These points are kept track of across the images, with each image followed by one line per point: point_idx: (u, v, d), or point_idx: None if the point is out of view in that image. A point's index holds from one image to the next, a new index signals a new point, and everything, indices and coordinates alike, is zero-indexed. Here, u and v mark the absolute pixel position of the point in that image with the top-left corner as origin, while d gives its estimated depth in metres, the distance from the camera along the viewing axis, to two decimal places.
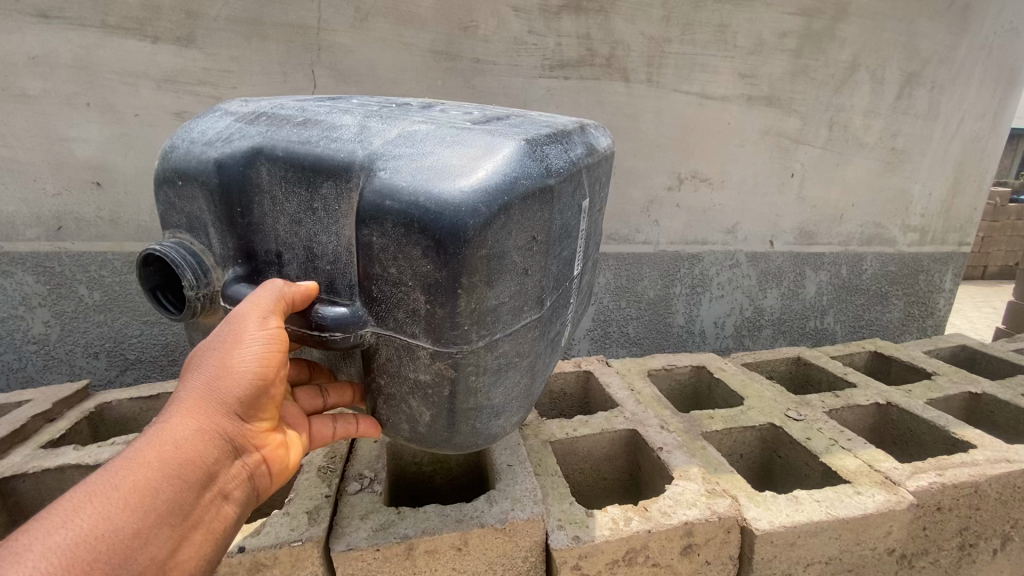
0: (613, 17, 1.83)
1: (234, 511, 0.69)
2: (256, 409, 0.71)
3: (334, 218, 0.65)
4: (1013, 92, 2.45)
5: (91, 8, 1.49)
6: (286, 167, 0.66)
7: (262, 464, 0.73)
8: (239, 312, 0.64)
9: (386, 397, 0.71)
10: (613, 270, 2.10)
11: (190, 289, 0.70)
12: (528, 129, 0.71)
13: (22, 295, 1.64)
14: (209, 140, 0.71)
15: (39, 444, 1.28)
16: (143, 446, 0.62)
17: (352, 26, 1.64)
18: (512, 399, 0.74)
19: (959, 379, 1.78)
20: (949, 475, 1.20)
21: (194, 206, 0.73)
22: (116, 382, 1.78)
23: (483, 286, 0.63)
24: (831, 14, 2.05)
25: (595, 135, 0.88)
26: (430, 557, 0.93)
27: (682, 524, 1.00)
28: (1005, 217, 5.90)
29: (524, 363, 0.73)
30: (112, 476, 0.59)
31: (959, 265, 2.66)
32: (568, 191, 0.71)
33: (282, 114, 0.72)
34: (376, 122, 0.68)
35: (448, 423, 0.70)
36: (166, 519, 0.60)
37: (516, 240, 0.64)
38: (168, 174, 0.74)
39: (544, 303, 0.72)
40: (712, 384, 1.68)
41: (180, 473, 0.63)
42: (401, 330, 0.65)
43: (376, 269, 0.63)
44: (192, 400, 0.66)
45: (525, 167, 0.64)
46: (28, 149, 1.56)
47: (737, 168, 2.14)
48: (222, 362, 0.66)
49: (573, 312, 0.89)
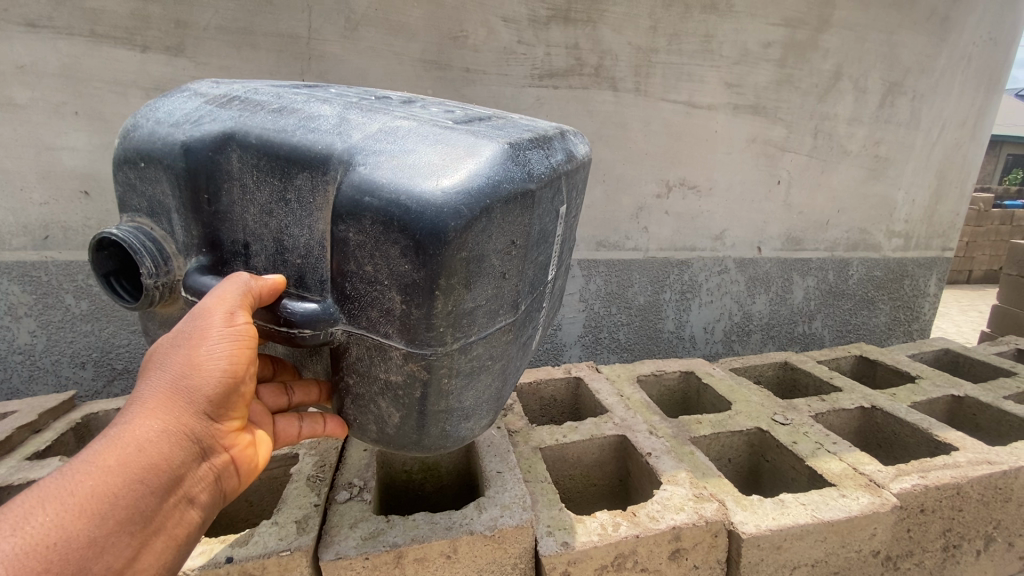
0: (601, 27, 1.86)
1: (201, 514, 0.69)
2: (225, 409, 0.70)
3: (307, 210, 0.66)
4: (991, 101, 2.51)
5: (81, 17, 1.49)
6: (259, 155, 0.67)
7: (231, 464, 0.73)
8: (204, 308, 0.64)
9: (355, 397, 0.72)
10: (603, 277, 2.11)
11: (148, 277, 0.71)
12: (510, 134, 0.72)
13: (7, 305, 1.63)
14: (176, 122, 0.72)
15: (23, 455, 1.27)
16: (102, 448, 0.62)
17: (343, 36, 1.65)
18: (482, 402, 0.76)
19: (942, 382, 1.80)
20: (932, 477, 1.22)
21: (157, 189, 0.73)
22: (103, 393, 1.77)
23: (461, 288, 0.64)
24: (814, 25, 2.09)
25: (576, 142, 0.89)
26: (419, 565, 0.93)
27: (670, 528, 1.00)
28: (987, 222, 6.02)
29: (496, 366, 0.75)
30: (69, 481, 0.60)
31: (942, 270, 2.71)
32: (548, 197, 0.72)
33: (255, 100, 0.72)
34: (357, 115, 0.69)
35: (418, 425, 0.71)
36: (124, 526, 0.61)
37: (495, 243, 0.65)
38: (131, 154, 0.74)
39: (518, 307, 0.73)
40: (700, 389, 1.70)
41: (141, 476, 0.63)
42: (374, 330, 0.66)
43: (350, 266, 0.64)
44: (156, 399, 0.66)
45: (508, 171, 0.65)
46: (14, 158, 1.55)
47: (725, 175, 2.17)
48: (189, 361, 0.66)
49: (545, 316, 0.90)
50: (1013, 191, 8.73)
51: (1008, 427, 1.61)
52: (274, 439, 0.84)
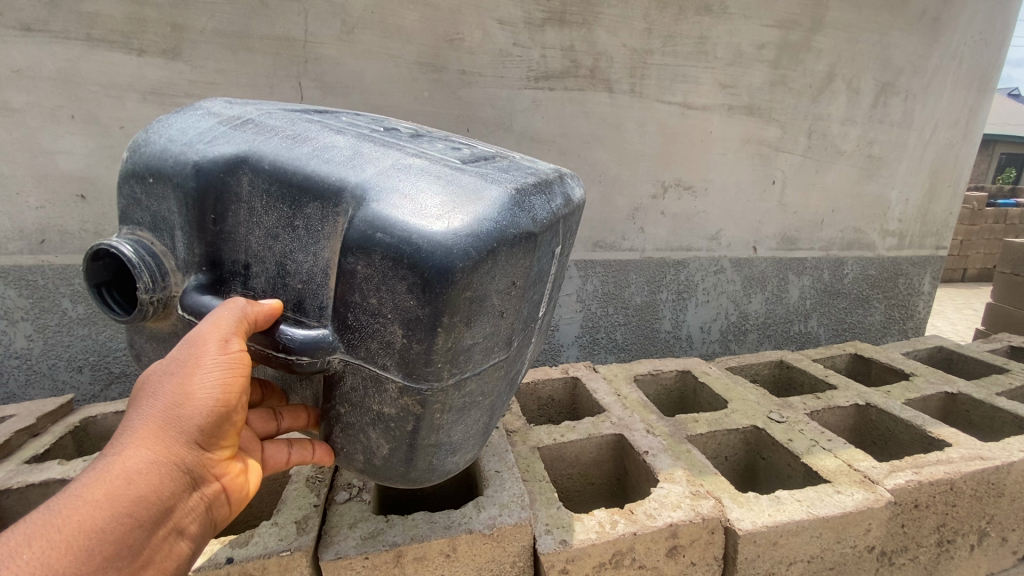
0: (596, 29, 1.87)
1: (191, 546, 0.69)
2: (216, 438, 0.69)
3: (315, 238, 0.66)
4: (982, 101, 2.54)
5: (76, 21, 1.49)
6: (270, 181, 0.68)
7: (222, 493, 0.72)
8: (198, 336, 0.64)
9: (345, 425, 0.73)
10: (600, 277, 2.12)
11: (144, 292, 0.71)
12: (515, 176, 0.72)
13: (4, 309, 1.63)
14: (188, 141, 0.72)
15: (22, 459, 1.27)
16: (91, 481, 0.62)
17: (339, 39, 1.66)
18: (469, 437, 0.77)
19: (935, 379, 1.82)
20: (926, 473, 1.23)
21: (163, 206, 0.73)
22: (100, 397, 1.77)
23: (462, 326, 0.64)
24: (807, 27, 2.11)
25: (574, 186, 0.89)
26: (419, 564, 0.94)
27: (667, 526, 1.01)
28: (982, 220, 6.07)
29: (485, 402, 0.75)
30: (57, 516, 0.59)
31: (936, 268, 2.73)
32: (549, 240, 0.72)
33: (269, 124, 0.73)
34: (370, 149, 0.70)
35: (405, 459, 0.72)
36: (111, 561, 0.60)
37: (498, 284, 0.66)
38: (140, 170, 0.74)
39: (512, 343, 0.74)
40: (697, 388, 1.71)
41: (130, 510, 0.62)
42: (372, 360, 0.66)
43: (355, 296, 0.64)
44: (147, 430, 0.65)
45: (514, 216, 0.66)
46: (10, 162, 1.55)
47: (720, 175, 2.19)
48: (182, 390, 0.66)
49: (535, 347, 0.90)
50: (1006, 191, 8.80)
51: (1001, 423, 1.63)
52: (264, 467, 0.82)
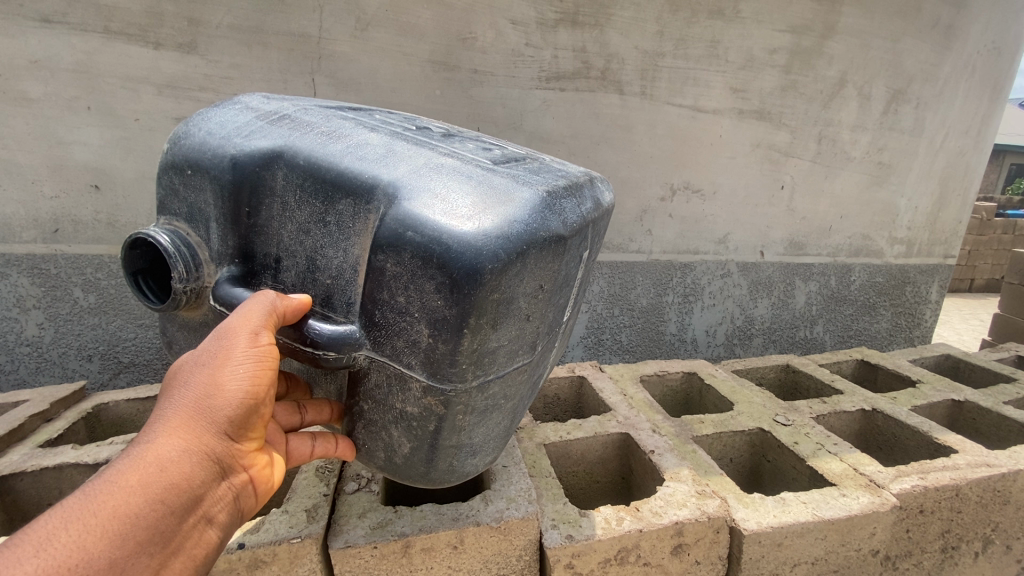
0: (608, 31, 1.88)
1: (219, 534, 0.70)
2: (245, 429, 0.71)
3: (346, 235, 0.68)
4: (995, 110, 2.53)
5: (95, 14, 1.51)
6: (305, 176, 0.69)
7: (249, 484, 0.73)
8: (229, 328, 0.65)
9: (367, 422, 0.74)
10: (607, 278, 2.13)
11: (178, 282, 0.72)
12: (545, 179, 0.73)
13: (16, 298, 1.65)
14: (226, 134, 0.73)
15: (36, 443, 1.29)
16: (125, 468, 0.63)
17: (353, 36, 1.67)
18: (489, 440, 0.78)
19: (942, 387, 1.82)
20: (931, 479, 1.24)
21: (199, 197, 0.74)
22: (109, 386, 1.79)
23: (488, 328, 0.65)
24: (820, 32, 2.11)
25: (603, 191, 0.89)
26: (426, 555, 0.95)
27: (673, 523, 1.02)
28: (991, 231, 6.04)
29: (507, 406, 0.76)
30: (92, 501, 0.60)
31: (944, 277, 2.73)
32: (578, 244, 0.73)
33: (306, 119, 0.75)
34: (403, 147, 0.71)
35: (427, 458, 0.73)
36: (143, 547, 0.61)
37: (525, 287, 0.67)
38: (179, 162, 0.75)
39: (536, 348, 0.75)
40: (703, 390, 1.71)
41: (162, 497, 0.63)
42: (397, 359, 0.67)
43: (383, 295, 0.65)
44: (179, 419, 0.66)
45: (544, 219, 0.67)
46: (27, 152, 1.57)
47: (729, 179, 2.19)
48: (213, 380, 0.67)
49: (557, 351, 0.91)
50: (1016, 202, 8.75)
51: (1007, 432, 1.63)
52: (288, 459, 0.84)
